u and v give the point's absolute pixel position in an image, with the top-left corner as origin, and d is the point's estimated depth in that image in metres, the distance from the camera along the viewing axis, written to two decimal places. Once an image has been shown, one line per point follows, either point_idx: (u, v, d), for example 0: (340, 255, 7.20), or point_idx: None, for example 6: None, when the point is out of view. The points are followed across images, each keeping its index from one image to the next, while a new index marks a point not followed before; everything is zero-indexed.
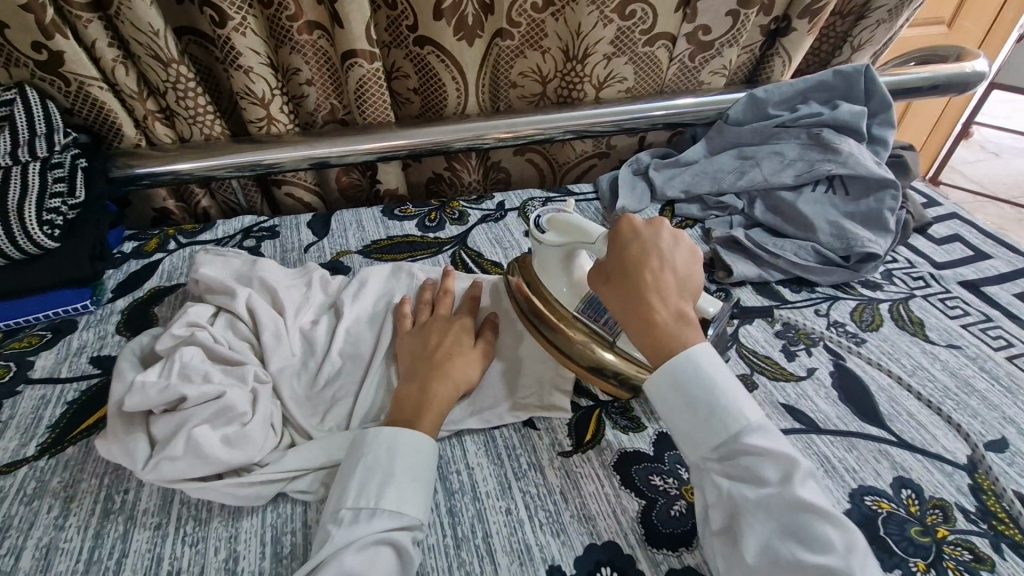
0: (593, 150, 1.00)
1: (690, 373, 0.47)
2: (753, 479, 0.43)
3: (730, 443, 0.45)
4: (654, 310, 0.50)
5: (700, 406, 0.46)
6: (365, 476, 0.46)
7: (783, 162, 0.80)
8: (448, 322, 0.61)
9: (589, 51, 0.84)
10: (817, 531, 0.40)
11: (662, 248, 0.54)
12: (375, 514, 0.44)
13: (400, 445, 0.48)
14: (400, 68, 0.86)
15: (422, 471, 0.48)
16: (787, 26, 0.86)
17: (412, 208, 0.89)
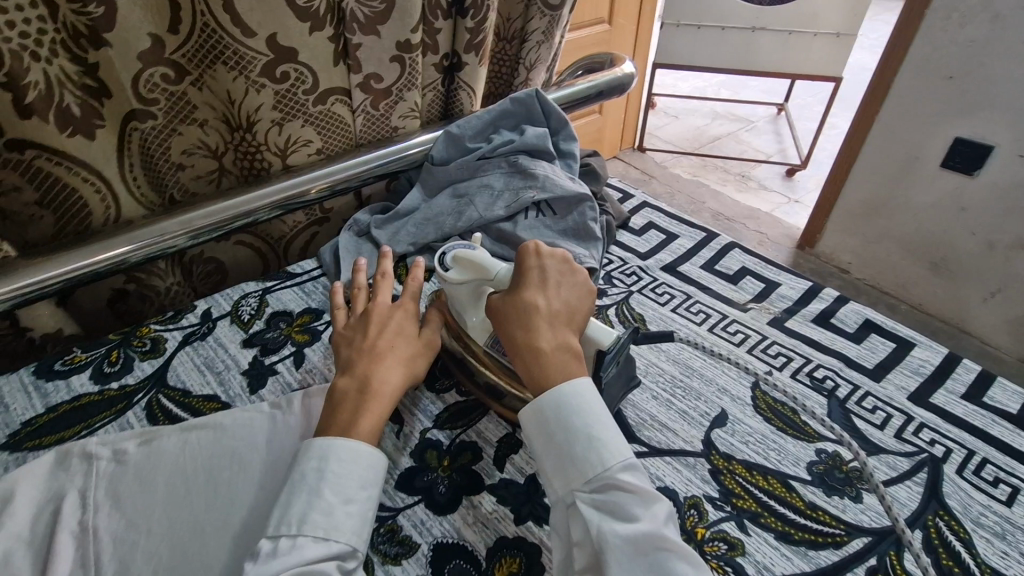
0: (308, 219, 0.90)
1: (571, 409, 0.47)
2: (622, 517, 0.43)
3: (603, 476, 0.45)
4: (542, 340, 0.51)
5: (577, 437, 0.46)
6: (297, 496, 0.46)
7: (492, 194, 0.81)
8: (392, 309, 0.61)
9: (251, 118, 0.73)
10: (674, 571, 0.41)
11: (554, 282, 0.55)
12: (297, 543, 0.43)
13: (338, 455, 0.48)
14: (1, 182, 0.63)
15: (354, 488, 0.47)
16: (458, 62, 0.87)
17: (83, 354, 0.69)
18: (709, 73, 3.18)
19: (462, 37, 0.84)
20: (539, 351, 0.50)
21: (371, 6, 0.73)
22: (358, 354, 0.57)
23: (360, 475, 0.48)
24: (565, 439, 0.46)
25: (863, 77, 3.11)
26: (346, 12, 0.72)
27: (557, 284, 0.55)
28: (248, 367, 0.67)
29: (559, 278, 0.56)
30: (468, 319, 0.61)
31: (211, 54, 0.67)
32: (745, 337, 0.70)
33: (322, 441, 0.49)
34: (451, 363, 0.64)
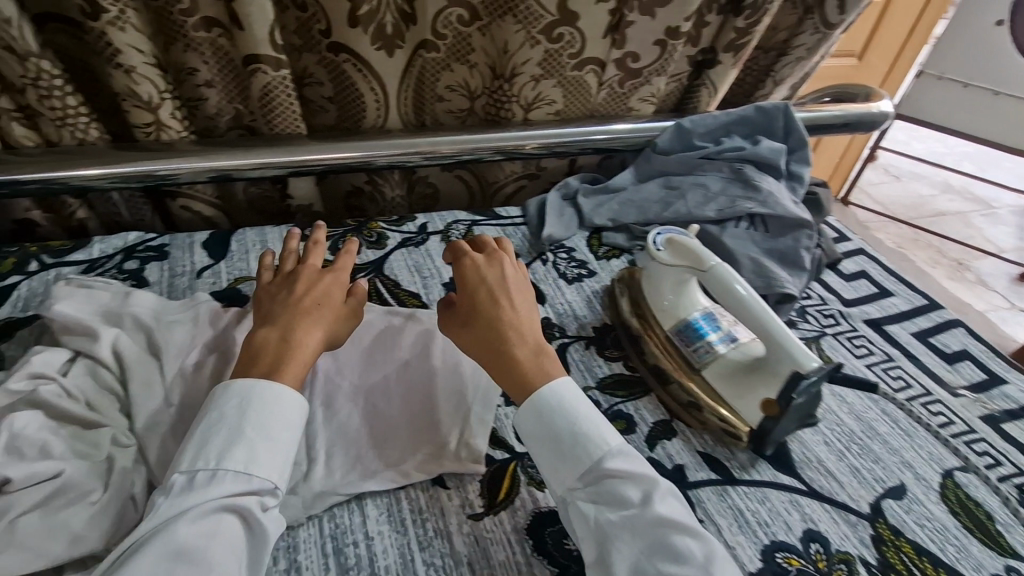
0: (522, 170, 0.97)
1: (553, 407, 0.48)
2: (616, 503, 0.45)
3: (594, 470, 0.46)
4: (515, 343, 0.51)
5: (564, 432, 0.47)
6: (207, 433, 0.43)
7: (707, 196, 0.80)
8: (320, 274, 0.57)
9: (516, 70, 0.80)
10: (679, 547, 0.42)
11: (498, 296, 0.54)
12: (216, 476, 0.41)
13: (260, 400, 0.45)
14: (312, 74, 0.78)
15: (282, 431, 0.45)
16: (713, 59, 0.87)
17: (325, 228, 0.81)
18: (954, 140, 2.76)
19: (728, 35, 0.83)
20: (512, 359, 0.51)
21: None
22: (278, 312, 0.53)
23: (287, 416, 0.45)
24: (554, 436, 0.47)
25: None
26: None
27: (513, 296, 0.55)
28: (447, 282, 0.75)
29: (520, 291, 0.56)
30: (661, 303, 0.63)
31: (504, 7, 0.75)
32: (949, 423, 0.62)
33: (247, 382, 0.46)
34: (626, 339, 0.66)
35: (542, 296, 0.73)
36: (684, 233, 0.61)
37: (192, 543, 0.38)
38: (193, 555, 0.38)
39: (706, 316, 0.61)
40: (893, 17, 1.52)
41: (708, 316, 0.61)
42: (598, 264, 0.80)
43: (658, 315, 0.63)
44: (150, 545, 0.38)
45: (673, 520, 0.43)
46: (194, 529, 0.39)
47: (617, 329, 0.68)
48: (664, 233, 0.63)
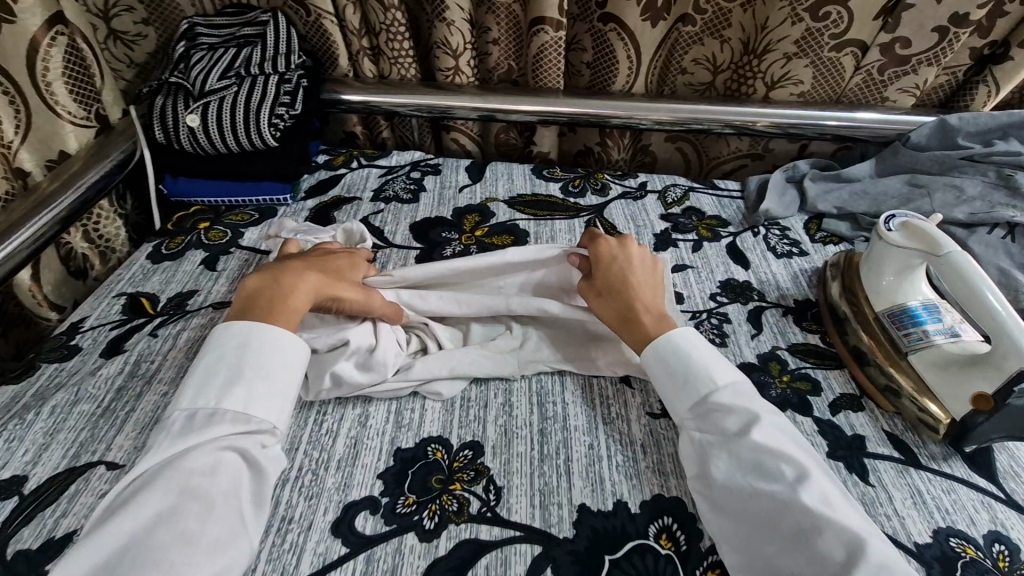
0: (748, 149, 0.99)
1: (668, 351, 0.55)
2: (718, 429, 0.50)
3: (701, 403, 0.52)
4: (641, 309, 0.58)
5: (675, 373, 0.54)
6: (212, 376, 0.50)
7: (959, 197, 0.74)
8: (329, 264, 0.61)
9: (770, 47, 0.84)
10: (775, 467, 0.46)
11: (633, 272, 0.61)
12: (215, 414, 0.48)
13: (256, 339, 0.52)
14: (579, 41, 0.90)
15: (275, 369, 0.51)
16: (1004, 53, 0.80)
17: (559, 172, 0.95)
18: None
19: None
20: (640, 324, 0.57)
21: None
22: (270, 269, 0.58)
23: (280, 359, 0.52)
24: (666, 376, 0.54)
25: None
26: None
27: (642, 274, 0.62)
28: (658, 233, 0.81)
29: (648, 270, 0.63)
30: (878, 286, 0.62)
31: None
32: None
33: (243, 324, 0.53)
34: (828, 315, 0.67)
35: (747, 263, 0.76)
36: (923, 218, 0.60)
37: (197, 470, 0.44)
38: (199, 486, 0.44)
39: (926, 306, 0.59)
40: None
41: (929, 307, 0.59)
42: (813, 246, 0.80)
43: (870, 297, 0.62)
44: (158, 477, 0.43)
45: (766, 444, 0.47)
46: (203, 460, 0.45)
47: (820, 306, 0.69)
48: (899, 216, 0.61)
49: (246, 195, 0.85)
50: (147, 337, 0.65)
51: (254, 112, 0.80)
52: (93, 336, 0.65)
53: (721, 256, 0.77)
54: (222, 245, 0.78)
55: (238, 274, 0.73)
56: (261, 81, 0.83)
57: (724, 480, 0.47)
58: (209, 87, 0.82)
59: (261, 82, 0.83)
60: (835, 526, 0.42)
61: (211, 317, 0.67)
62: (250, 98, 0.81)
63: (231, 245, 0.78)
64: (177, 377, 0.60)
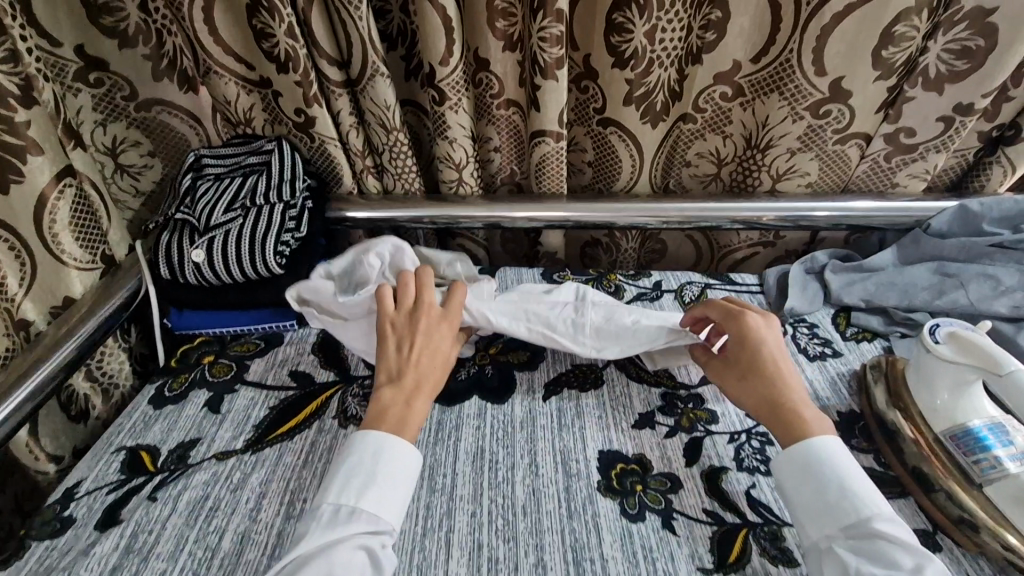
0: (759, 239, 0.97)
1: (820, 457, 0.53)
2: (883, 562, 0.45)
3: (860, 525, 0.47)
4: (794, 400, 0.58)
5: (831, 486, 0.50)
6: (349, 472, 0.53)
7: (997, 288, 0.71)
8: (432, 322, 0.64)
9: (772, 143, 0.83)
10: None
11: (781, 357, 0.62)
12: (353, 513, 0.50)
13: (386, 448, 0.54)
14: (580, 143, 0.90)
15: (402, 474, 0.54)
16: (1014, 135, 0.79)
17: (570, 275, 0.93)
18: None
19: None
20: (798, 414, 0.56)
21: (950, 65, 0.72)
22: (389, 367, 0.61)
23: (401, 467, 0.54)
24: (819, 485, 0.51)
25: None
26: (921, 66, 0.73)
27: (785, 360, 0.61)
28: None
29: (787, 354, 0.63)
30: (932, 403, 0.57)
31: (772, 85, 0.78)
32: None
33: (375, 436, 0.55)
34: (879, 432, 0.62)
35: None
36: (971, 329, 0.56)
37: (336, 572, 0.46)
38: None
39: (992, 426, 0.54)
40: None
41: (995, 427, 0.54)
42: (846, 345, 0.75)
43: (926, 415, 0.57)
44: (308, 565, 0.46)
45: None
46: (345, 553, 0.47)
47: (867, 419, 0.64)
48: (944, 325, 0.58)
49: (252, 323, 0.82)
50: (145, 502, 0.59)
51: (259, 243, 0.79)
52: (88, 504, 0.59)
53: None
54: (226, 381, 0.74)
55: (243, 416, 0.69)
56: (267, 211, 0.83)
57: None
58: (214, 221, 0.81)
59: (266, 212, 0.82)
60: None
61: (213, 471, 0.62)
62: (255, 228, 0.80)
63: (235, 381, 0.74)
64: (176, 550, 0.55)
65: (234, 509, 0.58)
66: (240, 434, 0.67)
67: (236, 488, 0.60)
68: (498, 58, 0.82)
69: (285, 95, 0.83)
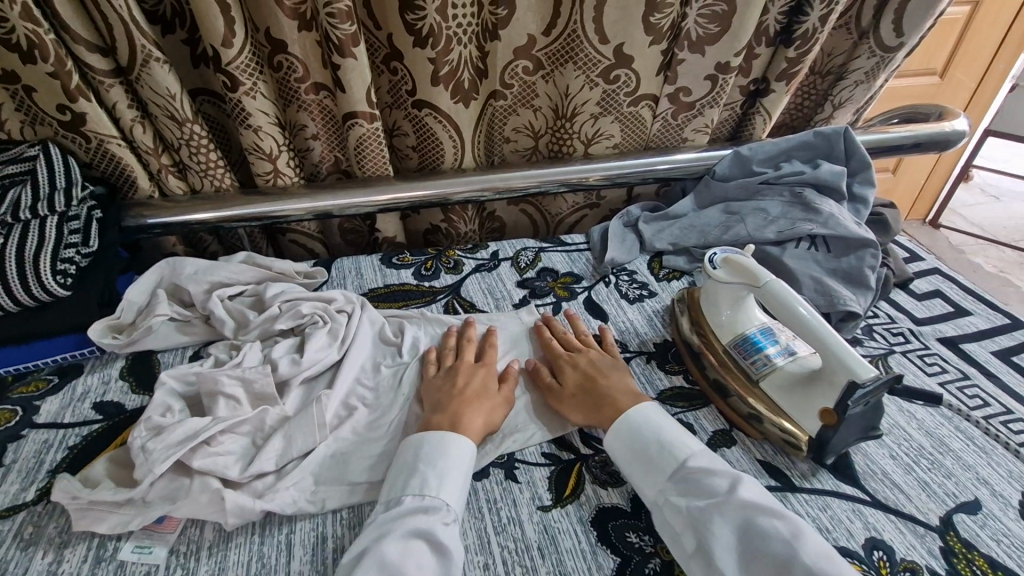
0: (584, 202, 1.05)
1: (638, 422, 0.57)
2: (704, 493, 0.50)
3: (681, 470, 0.53)
4: (608, 394, 0.61)
5: (653, 446, 0.55)
6: (402, 472, 0.54)
7: (767, 218, 0.83)
8: (475, 366, 0.66)
9: (576, 110, 0.90)
10: (764, 525, 0.47)
11: (595, 362, 0.66)
12: (420, 497, 0.51)
13: (445, 450, 0.55)
14: (400, 127, 0.90)
15: (446, 463, 0.54)
16: (765, 87, 0.92)
17: (410, 256, 0.92)
18: None
19: (779, 66, 0.88)
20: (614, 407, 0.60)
21: (706, 29, 0.81)
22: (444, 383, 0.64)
23: (451, 457, 0.54)
24: (643, 447, 0.55)
25: None
26: (683, 31, 0.82)
27: (602, 365, 0.66)
28: (518, 301, 0.82)
29: (603, 360, 0.67)
30: (718, 320, 0.67)
31: (566, 56, 0.84)
32: None
33: (431, 435, 0.56)
34: (685, 352, 0.70)
35: (605, 314, 0.79)
36: (739, 253, 0.66)
37: (390, 558, 0.46)
38: (390, 567, 0.45)
39: (763, 331, 0.64)
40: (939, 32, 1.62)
41: (765, 331, 0.64)
42: (659, 285, 0.84)
43: (716, 331, 0.67)
44: (360, 559, 0.46)
45: (755, 498, 0.48)
46: (395, 543, 0.47)
47: (678, 345, 0.72)
48: (719, 253, 0.68)
49: (40, 356, 0.71)
50: None
51: (31, 260, 0.67)
52: None
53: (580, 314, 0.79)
54: (8, 428, 0.63)
55: (33, 463, 0.59)
56: (35, 226, 0.70)
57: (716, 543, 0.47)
58: None
59: (35, 227, 0.70)
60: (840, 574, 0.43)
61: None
62: (21, 246, 0.68)
63: (21, 427, 0.63)
64: None
65: (25, 568, 0.50)
66: (30, 484, 0.57)
67: (28, 544, 0.52)
68: (296, 40, 0.78)
69: (41, 90, 0.71)
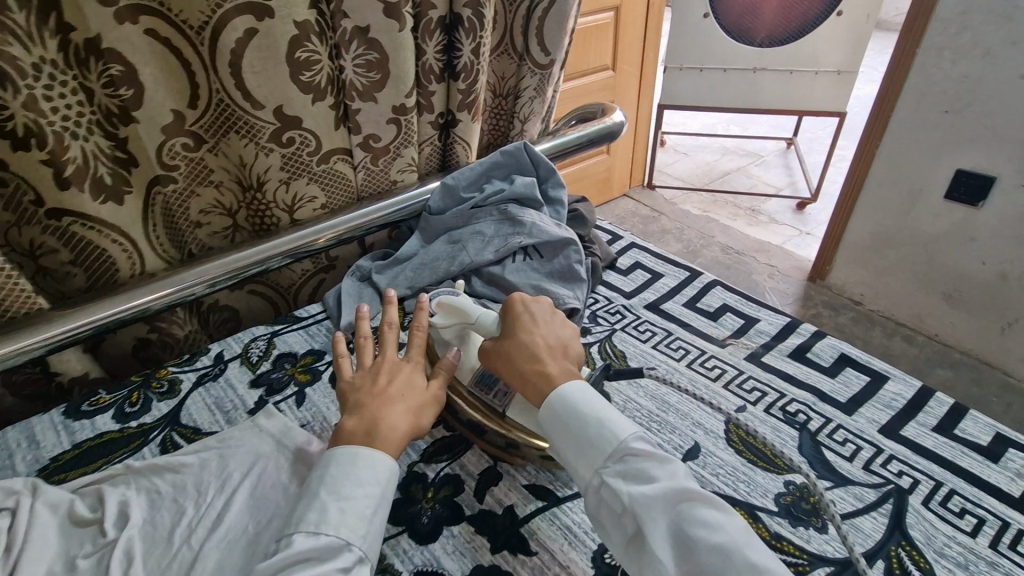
0: (314, 266, 0.98)
1: (573, 397, 0.54)
2: (643, 479, 0.48)
3: (618, 451, 0.50)
4: (546, 362, 0.58)
5: (588, 422, 0.52)
6: (310, 503, 0.49)
7: (484, 240, 0.86)
8: (400, 361, 0.62)
9: (261, 178, 0.82)
10: (700, 514, 0.46)
11: (542, 322, 0.62)
12: (317, 537, 0.47)
13: (356, 468, 0.51)
14: (42, 244, 0.71)
15: (354, 489, 0.50)
16: (452, 119, 0.96)
17: (106, 394, 0.75)
18: (713, 118, 3.38)
19: (455, 98, 0.93)
20: (546, 378, 0.56)
21: (367, 77, 0.82)
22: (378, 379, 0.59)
23: (361, 477, 0.51)
24: (579, 425, 0.52)
25: (861, 117, 3.21)
26: (345, 82, 0.81)
27: (549, 328, 0.62)
28: (253, 405, 0.73)
29: (557, 320, 0.64)
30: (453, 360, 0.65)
31: (225, 125, 0.76)
32: (722, 372, 0.72)
33: (344, 452, 0.52)
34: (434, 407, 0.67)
35: None
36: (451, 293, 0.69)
37: None
38: None
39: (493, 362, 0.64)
40: (599, 36, 1.92)
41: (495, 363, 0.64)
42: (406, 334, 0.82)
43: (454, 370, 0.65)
44: None
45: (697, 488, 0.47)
46: None
47: None
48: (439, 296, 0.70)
49: None
50: None
51: None
52: None
53: (328, 395, 0.74)
54: None
55: None
56: None
57: (656, 536, 0.46)
58: None
59: None
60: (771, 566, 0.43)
61: None
62: None
63: None
64: None
65: None
66: None
67: None
68: None
69: None
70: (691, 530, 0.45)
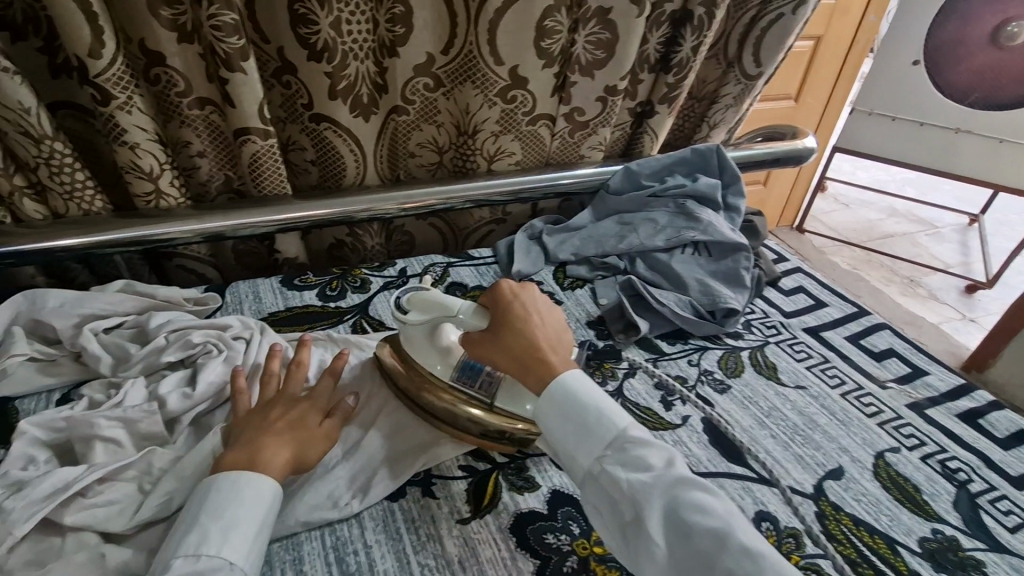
0: (490, 216, 1.07)
1: (570, 386, 0.53)
2: (638, 466, 0.48)
3: (618, 438, 0.50)
4: (544, 349, 0.57)
5: (589, 410, 0.51)
6: (193, 529, 0.45)
7: (656, 228, 0.89)
8: (297, 398, 0.59)
9: (477, 127, 0.92)
10: (694, 500, 0.45)
11: (536, 308, 0.60)
12: (200, 558, 0.43)
13: (237, 492, 0.47)
14: (296, 141, 0.87)
15: (239, 511, 0.46)
16: (650, 109, 1.00)
17: (313, 276, 0.89)
18: (886, 174, 3.11)
19: (660, 90, 0.97)
20: (546, 364, 0.56)
21: (593, 54, 0.88)
22: (250, 422, 0.55)
23: (239, 499, 0.47)
24: (580, 414, 0.51)
25: None
26: (573, 55, 0.88)
27: (546, 316, 0.60)
28: None
29: (551, 312, 0.62)
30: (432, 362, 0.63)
31: (465, 74, 0.86)
32: (879, 411, 0.70)
33: (226, 477, 0.48)
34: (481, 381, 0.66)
35: None
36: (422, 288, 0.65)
37: None
38: None
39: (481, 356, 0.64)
40: (793, 63, 1.86)
41: None
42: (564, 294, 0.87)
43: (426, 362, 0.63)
44: None
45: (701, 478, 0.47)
46: None
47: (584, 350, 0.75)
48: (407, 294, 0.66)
49: None
50: None
51: None
52: None
53: None
54: None
55: None
56: None
57: (654, 517, 0.45)
58: None
59: None
60: (768, 552, 0.43)
61: None
62: None
63: None
64: None
65: None
66: None
67: None
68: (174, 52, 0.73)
69: None
70: (688, 515, 0.45)
